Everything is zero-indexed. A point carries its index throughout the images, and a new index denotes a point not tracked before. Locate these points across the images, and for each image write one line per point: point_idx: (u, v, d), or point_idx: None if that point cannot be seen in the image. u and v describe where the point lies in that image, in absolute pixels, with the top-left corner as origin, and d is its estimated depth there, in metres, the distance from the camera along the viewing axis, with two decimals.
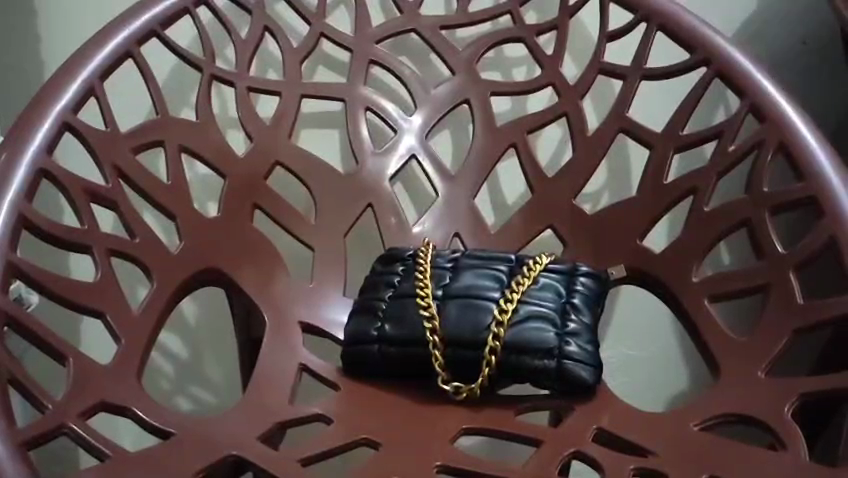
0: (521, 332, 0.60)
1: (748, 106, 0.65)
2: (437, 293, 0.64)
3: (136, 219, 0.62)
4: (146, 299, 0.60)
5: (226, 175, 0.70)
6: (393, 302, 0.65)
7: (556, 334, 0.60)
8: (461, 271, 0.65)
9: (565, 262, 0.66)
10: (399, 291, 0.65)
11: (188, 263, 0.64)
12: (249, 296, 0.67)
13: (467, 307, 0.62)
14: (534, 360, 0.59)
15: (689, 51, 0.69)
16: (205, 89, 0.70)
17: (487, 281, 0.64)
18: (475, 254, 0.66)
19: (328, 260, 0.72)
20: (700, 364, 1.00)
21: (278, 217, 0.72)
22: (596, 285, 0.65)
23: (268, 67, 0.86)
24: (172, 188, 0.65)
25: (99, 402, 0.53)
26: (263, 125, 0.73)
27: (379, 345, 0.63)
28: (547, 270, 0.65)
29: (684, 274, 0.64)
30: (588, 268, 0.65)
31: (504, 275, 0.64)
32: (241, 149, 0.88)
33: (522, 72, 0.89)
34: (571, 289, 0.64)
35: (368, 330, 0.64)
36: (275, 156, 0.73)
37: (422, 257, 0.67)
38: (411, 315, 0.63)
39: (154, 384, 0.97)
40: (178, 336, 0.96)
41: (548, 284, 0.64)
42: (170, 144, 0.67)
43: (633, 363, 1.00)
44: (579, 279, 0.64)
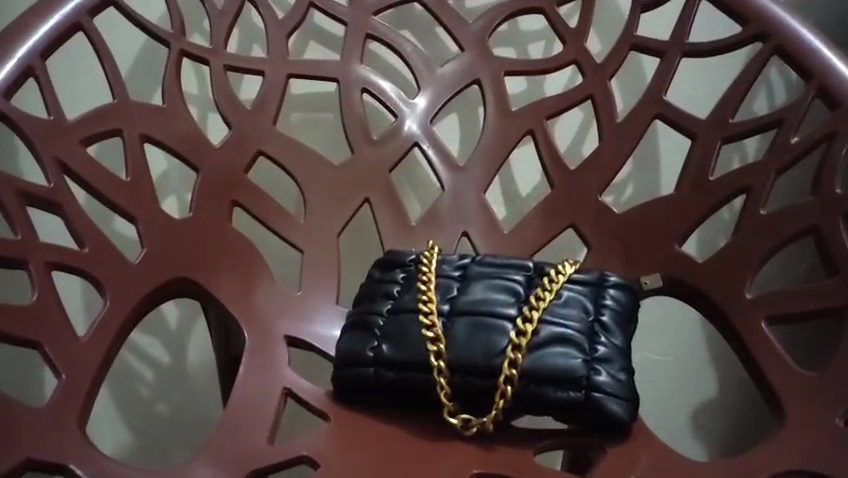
0: (542, 359, 0.51)
1: (815, 89, 0.55)
2: (442, 309, 0.55)
3: (85, 225, 0.53)
4: (96, 322, 0.51)
5: (197, 168, 0.60)
6: (392, 319, 0.56)
7: (584, 361, 0.51)
8: (471, 283, 0.56)
9: (592, 272, 0.57)
10: (399, 305, 0.56)
11: (150, 274, 0.55)
12: (225, 308, 0.58)
13: (479, 326, 0.53)
14: (556, 392, 0.50)
15: (741, 22, 0.59)
16: (171, 67, 0.61)
17: (501, 295, 0.55)
18: (487, 262, 0.57)
19: (317, 265, 0.63)
20: (734, 377, 0.90)
21: (260, 216, 0.62)
22: (628, 299, 0.56)
23: (251, 41, 0.76)
24: (131, 186, 0.56)
25: (24, 461, 0.44)
26: (242, 109, 0.64)
27: (376, 369, 0.54)
28: (570, 282, 0.55)
29: (737, 289, 0.54)
30: (619, 279, 0.56)
31: (522, 288, 0.55)
32: (216, 137, 0.78)
33: (540, 49, 0.79)
34: (599, 304, 0.54)
35: (363, 351, 0.55)
36: (257, 145, 0.63)
37: (425, 265, 0.58)
38: (412, 334, 0.54)
39: (126, 388, 0.88)
40: (153, 337, 0.87)
41: (572, 299, 0.54)
42: (130, 134, 0.57)
43: (656, 372, 0.91)
44: (608, 292, 0.55)
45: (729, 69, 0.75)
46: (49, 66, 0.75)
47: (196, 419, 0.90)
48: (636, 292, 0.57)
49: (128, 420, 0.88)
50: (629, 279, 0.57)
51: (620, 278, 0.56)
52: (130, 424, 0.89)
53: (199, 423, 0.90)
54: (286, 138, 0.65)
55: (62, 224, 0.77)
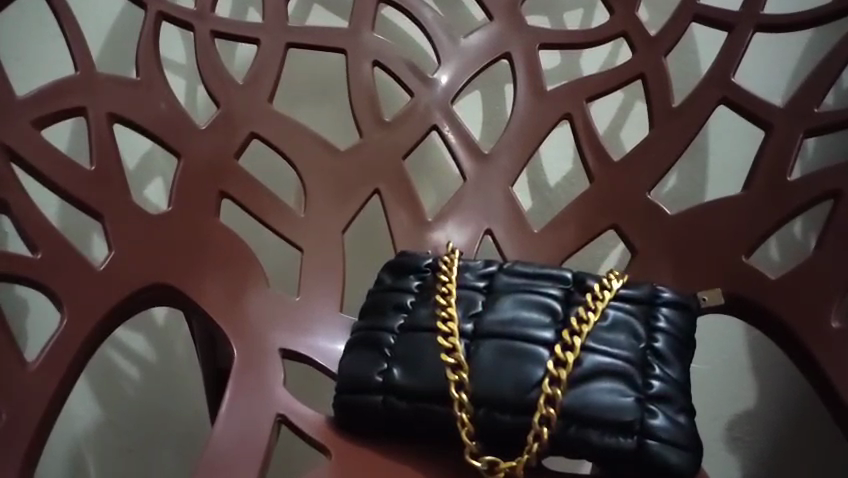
0: (586, 396, 0.43)
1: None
2: (464, 328, 0.46)
3: (39, 229, 0.47)
4: (48, 344, 0.44)
5: (179, 153, 0.52)
6: (405, 338, 0.47)
7: (636, 401, 0.42)
8: (499, 298, 0.47)
9: (642, 286, 0.48)
10: (413, 321, 0.48)
11: (119, 280, 0.47)
12: (208, 318, 0.50)
13: (509, 353, 0.44)
14: (603, 438, 0.42)
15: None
16: (147, 34, 0.52)
17: (536, 314, 0.46)
18: (517, 273, 0.48)
19: (317, 267, 0.54)
20: (816, 401, 0.73)
21: (251, 209, 0.53)
22: (684, 322, 0.47)
23: (247, 3, 0.67)
24: (96, 177, 0.48)
25: None
26: (232, 83, 0.55)
27: (384, 396, 0.46)
28: (617, 299, 0.47)
29: (820, 316, 0.46)
30: (674, 297, 0.47)
31: (560, 307, 0.46)
32: (203, 120, 0.68)
33: (578, 18, 0.68)
34: (651, 327, 0.46)
35: (370, 375, 0.46)
36: (249, 126, 0.54)
37: (443, 274, 0.49)
38: (427, 358, 0.46)
39: (105, 395, 0.79)
40: (140, 334, 0.79)
41: (619, 320, 0.46)
42: (94, 113, 0.49)
43: (723, 411, 0.75)
44: (660, 312, 0.46)
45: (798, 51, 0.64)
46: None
47: (181, 437, 0.80)
48: (693, 312, 0.48)
49: (106, 433, 0.79)
50: (685, 296, 0.48)
51: (676, 296, 0.47)
52: (108, 438, 0.79)
53: (181, 436, 0.80)
54: (282, 118, 0.55)
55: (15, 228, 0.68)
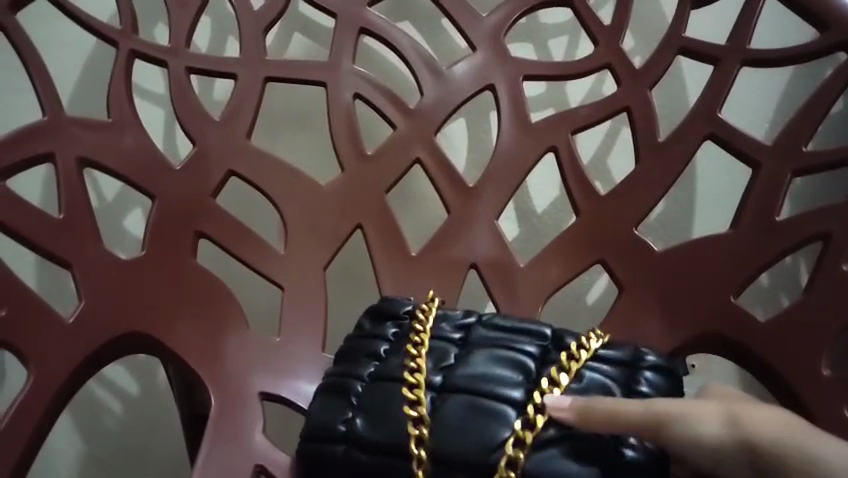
0: (550, 464, 0.39)
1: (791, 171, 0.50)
2: (432, 382, 0.43)
3: (9, 281, 0.45)
4: (15, 405, 0.43)
5: (152, 194, 0.50)
6: (373, 386, 0.44)
7: (603, 476, 0.38)
8: (472, 352, 0.44)
9: (625, 348, 0.44)
10: (382, 370, 0.45)
11: (89, 331, 0.46)
12: (184, 364, 0.48)
13: (475, 411, 0.41)
14: None
15: (820, 27, 0.52)
16: (118, 75, 0.50)
17: (508, 371, 0.42)
18: (495, 327, 0.46)
19: (297, 308, 0.52)
20: None
21: (230, 248, 0.52)
22: (668, 388, 0.43)
23: (226, 31, 0.65)
24: (66, 225, 0.47)
25: None
26: (209, 119, 0.53)
27: (345, 446, 0.43)
28: (596, 360, 0.43)
29: (809, 365, 0.46)
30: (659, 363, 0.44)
31: (534, 364, 0.43)
32: (180, 157, 0.66)
33: (563, 45, 0.67)
34: (630, 393, 0.42)
35: (334, 424, 0.44)
36: (226, 163, 0.53)
37: (419, 325, 0.47)
38: (392, 407, 0.43)
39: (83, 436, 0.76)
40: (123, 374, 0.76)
41: (595, 382, 0.42)
42: (63, 159, 0.48)
43: None
44: (642, 375, 0.43)
45: (783, 87, 0.64)
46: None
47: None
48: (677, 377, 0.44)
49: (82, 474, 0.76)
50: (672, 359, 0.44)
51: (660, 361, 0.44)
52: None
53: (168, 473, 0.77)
54: (260, 155, 0.54)
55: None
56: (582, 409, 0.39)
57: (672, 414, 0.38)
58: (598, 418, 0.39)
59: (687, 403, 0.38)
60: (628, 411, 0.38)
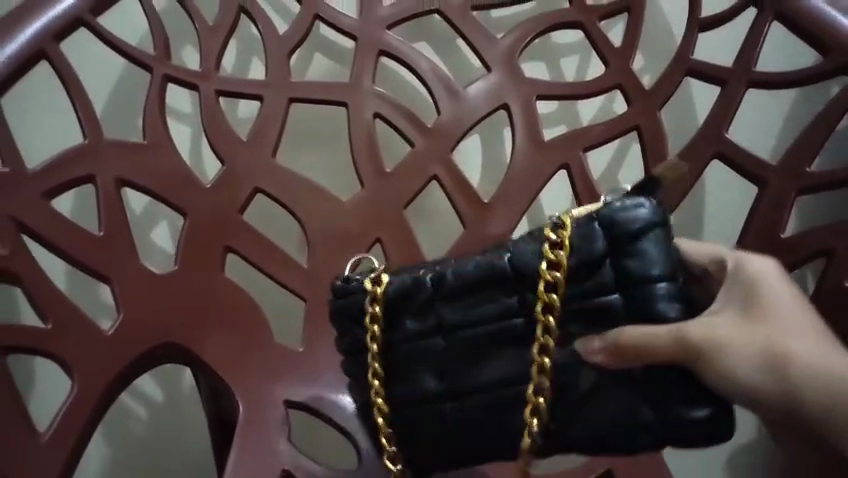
0: (592, 414, 0.38)
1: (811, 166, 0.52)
2: (436, 385, 0.41)
3: (50, 296, 0.47)
4: (57, 416, 0.44)
5: (185, 212, 0.53)
6: (407, 404, 0.42)
7: (653, 405, 0.37)
8: (453, 343, 0.41)
9: (593, 231, 0.38)
10: (386, 377, 0.43)
11: (126, 343, 0.48)
12: (211, 372, 0.51)
13: (499, 404, 0.40)
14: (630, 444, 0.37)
15: (824, 52, 0.53)
16: (152, 99, 0.53)
17: (510, 351, 0.40)
18: (454, 302, 0.41)
19: (321, 320, 0.54)
20: None
21: (257, 263, 0.54)
22: (658, 246, 0.37)
23: (250, 54, 0.68)
24: (104, 242, 0.49)
25: None
26: (237, 139, 0.56)
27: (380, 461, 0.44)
28: (583, 255, 0.38)
29: None
30: (632, 232, 0.37)
31: (521, 322, 0.39)
32: (212, 175, 0.70)
33: (574, 64, 0.70)
34: (640, 284, 0.37)
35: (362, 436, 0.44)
36: (253, 182, 0.55)
37: (374, 317, 0.42)
38: (426, 425, 0.42)
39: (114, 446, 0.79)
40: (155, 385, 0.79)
41: (595, 290, 0.38)
42: (102, 180, 0.50)
43: None
44: (638, 247, 0.37)
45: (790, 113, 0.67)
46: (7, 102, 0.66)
47: None
48: (665, 227, 0.37)
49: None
50: (653, 204, 0.37)
51: (627, 230, 0.37)
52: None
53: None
54: (285, 174, 0.57)
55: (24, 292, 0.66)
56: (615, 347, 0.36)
57: (727, 345, 0.35)
58: (645, 352, 0.36)
59: (738, 326, 0.36)
60: (660, 344, 0.35)
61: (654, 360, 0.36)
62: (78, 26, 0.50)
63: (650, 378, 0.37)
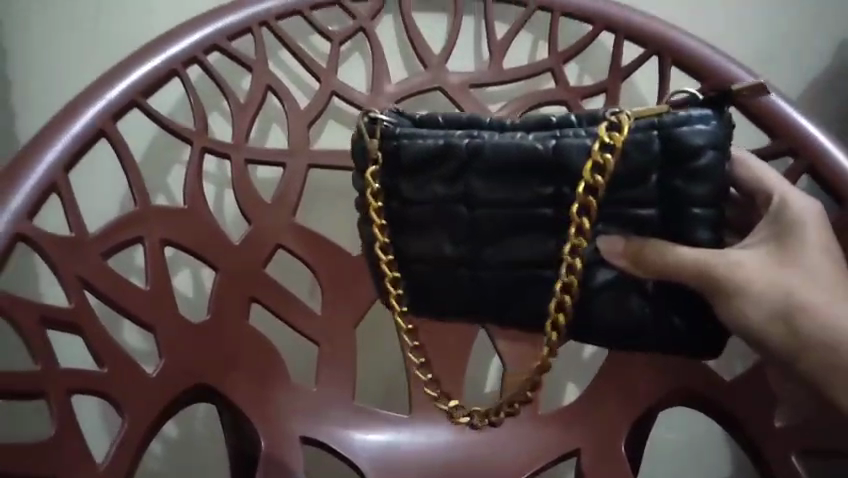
0: (602, 311, 0.52)
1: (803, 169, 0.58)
2: (463, 250, 0.53)
3: (107, 345, 0.51)
4: (113, 450, 0.50)
5: (217, 266, 0.59)
6: (419, 262, 0.54)
7: (649, 305, 0.52)
8: (481, 216, 0.52)
9: (649, 137, 0.48)
10: (419, 217, 0.53)
11: (167, 386, 0.54)
12: (237, 409, 0.57)
13: (516, 285, 0.53)
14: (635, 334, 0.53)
15: (768, 134, 0.60)
16: (193, 169, 0.59)
17: (536, 236, 0.51)
18: (487, 177, 0.51)
19: (334, 363, 0.62)
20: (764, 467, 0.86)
21: (279, 312, 0.61)
22: (714, 165, 0.49)
23: (270, 122, 0.76)
24: (151, 295, 0.55)
25: None
26: (263, 202, 0.63)
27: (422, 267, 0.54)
28: (630, 146, 0.49)
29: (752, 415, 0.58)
30: (686, 149, 0.48)
31: (552, 212, 0.51)
32: (238, 232, 0.77)
33: None
34: (679, 146, 0.48)
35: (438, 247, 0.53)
36: (275, 239, 0.62)
37: (397, 165, 0.52)
38: (445, 288, 0.54)
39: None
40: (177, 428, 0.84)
41: (639, 141, 0.49)
42: (151, 241, 0.56)
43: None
44: (679, 139, 0.48)
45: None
46: (76, 179, 0.72)
47: None
48: (717, 151, 0.49)
49: None
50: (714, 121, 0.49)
51: (688, 147, 0.48)
52: None
53: None
54: (306, 231, 0.64)
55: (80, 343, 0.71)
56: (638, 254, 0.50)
57: (746, 285, 0.48)
58: (662, 267, 0.49)
59: (759, 266, 0.48)
60: (682, 257, 0.48)
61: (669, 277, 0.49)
62: (132, 105, 0.56)
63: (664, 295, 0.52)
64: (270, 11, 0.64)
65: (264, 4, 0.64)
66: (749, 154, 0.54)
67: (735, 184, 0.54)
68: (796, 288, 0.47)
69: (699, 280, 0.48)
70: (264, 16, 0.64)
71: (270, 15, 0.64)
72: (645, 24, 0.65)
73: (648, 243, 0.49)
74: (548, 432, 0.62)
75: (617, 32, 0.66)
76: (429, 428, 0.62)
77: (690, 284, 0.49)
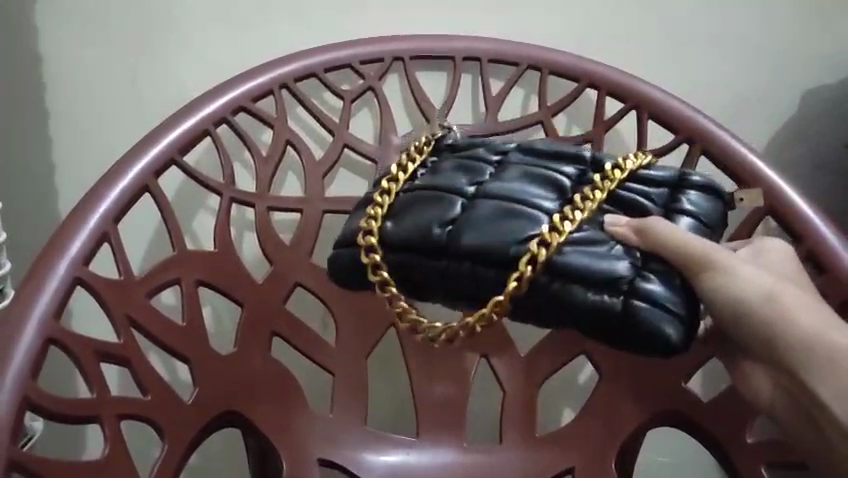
0: (580, 258, 0.53)
1: (766, 210, 0.66)
2: (468, 190, 0.59)
3: (149, 374, 0.57)
4: (154, 468, 0.56)
5: (243, 304, 0.66)
6: (412, 211, 0.59)
7: (633, 267, 0.53)
8: (505, 170, 0.60)
9: (664, 169, 0.60)
10: (452, 168, 0.61)
11: (201, 412, 0.60)
12: (262, 432, 0.63)
13: (490, 228, 0.56)
14: (597, 294, 0.53)
15: (737, 181, 0.67)
16: (222, 217, 0.66)
17: (544, 187, 0.58)
18: (529, 153, 0.61)
19: (347, 391, 0.68)
20: None
21: (297, 344, 0.67)
22: (709, 202, 0.58)
23: (287, 170, 0.83)
24: (187, 329, 0.61)
25: None
26: (283, 245, 0.69)
27: (415, 216, 0.58)
28: (645, 169, 0.59)
29: (731, 435, 0.64)
30: (696, 185, 0.58)
31: (568, 183, 0.58)
32: (260, 272, 0.84)
33: None
34: (687, 178, 0.59)
35: (439, 201, 0.59)
36: (295, 277, 0.69)
37: (450, 146, 0.65)
38: (439, 209, 0.58)
39: None
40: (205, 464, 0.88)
41: (653, 171, 0.59)
42: (187, 281, 0.63)
43: None
44: (688, 177, 0.59)
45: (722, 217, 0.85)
46: (121, 229, 0.81)
47: None
48: (721, 200, 0.59)
49: None
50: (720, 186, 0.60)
51: (702, 182, 0.58)
52: None
53: None
54: (321, 270, 0.70)
55: (123, 372, 0.81)
56: (638, 226, 0.54)
57: (737, 273, 0.51)
58: (662, 239, 0.53)
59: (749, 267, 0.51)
60: (682, 240, 0.52)
61: (662, 251, 0.53)
62: (170, 161, 0.64)
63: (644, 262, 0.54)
64: (289, 74, 0.71)
65: (282, 68, 0.71)
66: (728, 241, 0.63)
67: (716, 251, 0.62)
68: (783, 288, 0.50)
69: (692, 257, 0.52)
70: (283, 79, 0.71)
71: (288, 78, 0.71)
72: (625, 81, 0.73)
73: (649, 219, 0.54)
74: (543, 452, 0.68)
75: (599, 89, 0.74)
76: (434, 451, 0.68)
77: (679, 265, 0.52)
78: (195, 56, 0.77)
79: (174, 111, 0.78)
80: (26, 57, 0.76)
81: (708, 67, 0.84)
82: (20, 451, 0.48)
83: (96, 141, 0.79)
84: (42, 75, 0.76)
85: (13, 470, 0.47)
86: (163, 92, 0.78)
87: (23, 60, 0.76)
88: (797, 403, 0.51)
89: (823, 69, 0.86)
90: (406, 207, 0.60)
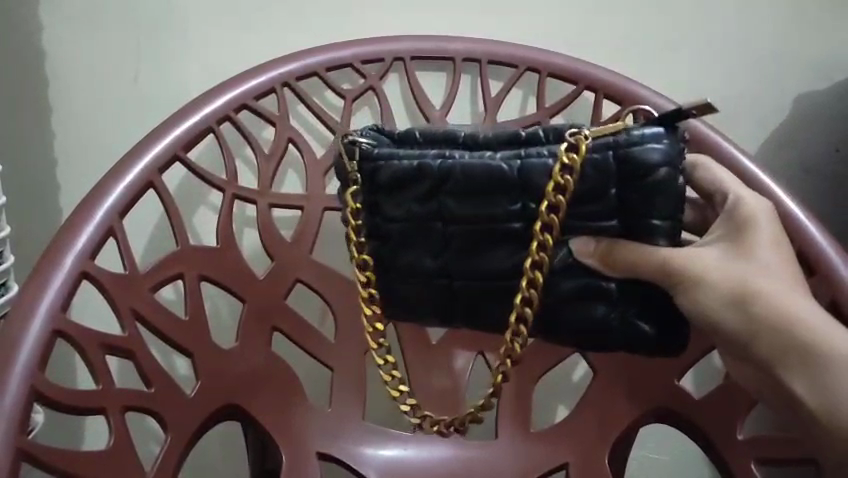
0: (563, 315, 0.57)
1: None
2: (439, 265, 0.58)
3: (153, 368, 0.58)
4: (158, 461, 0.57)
5: (244, 299, 0.66)
6: (405, 293, 0.60)
7: (611, 307, 0.57)
8: (453, 231, 0.57)
9: (604, 161, 0.54)
10: (400, 237, 0.59)
11: (204, 406, 0.61)
12: (263, 427, 0.64)
13: (482, 301, 0.58)
14: (591, 337, 0.58)
15: None
16: (225, 213, 0.67)
17: (506, 248, 0.57)
18: (459, 190, 0.57)
19: (347, 387, 0.69)
20: None
21: (297, 340, 0.68)
22: (665, 180, 0.54)
23: (288, 168, 0.84)
24: (189, 323, 0.62)
25: None
26: (284, 242, 0.70)
27: (413, 302, 0.60)
28: (586, 176, 0.54)
29: (726, 433, 0.65)
30: (641, 165, 0.53)
31: (520, 228, 0.56)
32: (261, 269, 0.85)
33: None
34: (632, 168, 0.54)
35: (424, 281, 0.59)
36: (295, 274, 0.70)
37: (378, 182, 0.59)
38: (428, 298, 0.60)
39: None
40: (205, 458, 0.89)
41: (595, 173, 0.54)
42: (190, 277, 0.64)
43: None
44: (635, 165, 0.54)
45: None
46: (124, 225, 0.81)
47: None
48: (670, 167, 0.54)
49: None
50: (666, 145, 0.54)
51: (642, 164, 0.53)
52: None
53: None
54: (321, 267, 0.71)
55: (127, 365, 0.82)
56: (605, 254, 0.55)
57: (707, 274, 0.52)
58: (625, 256, 0.54)
59: (720, 261, 0.53)
60: (647, 259, 0.54)
61: (636, 271, 0.54)
62: (174, 158, 0.65)
63: (617, 295, 0.57)
64: (290, 73, 0.72)
65: (285, 67, 0.72)
66: (710, 161, 0.62)
67: (697, 184, 0.61)
68: (752, 274, 0.52)
69: (654, 267, 0.53)
70: (286, 77, 0.72)
71: (290, 77, 0.72)
72: (621, 84, 0.74)
73: (616, 241, 0.55)
74: (540, 448, 0.69)
75: (597, 92, 0.75)
76: (431, 446, 0.69)
77: (642, 273, 0.54)
78: (198, 54, 0.78)
79: (175, 109, 0.79)
80: (30, 56, 0.76)
81: (702, 71, 0.85)
82: (29, 442, 0.49)
83: (98, 137, 0.79)
84: (44, 72, 0.77)
85: (22, 460, 0.48)
86: (165, 90, 0.79)
87: (27, 56, 0.76)
88: (778, 392, 0.52)
89: (814, 74, 0.87)
90: (396, 291, 0.61)
